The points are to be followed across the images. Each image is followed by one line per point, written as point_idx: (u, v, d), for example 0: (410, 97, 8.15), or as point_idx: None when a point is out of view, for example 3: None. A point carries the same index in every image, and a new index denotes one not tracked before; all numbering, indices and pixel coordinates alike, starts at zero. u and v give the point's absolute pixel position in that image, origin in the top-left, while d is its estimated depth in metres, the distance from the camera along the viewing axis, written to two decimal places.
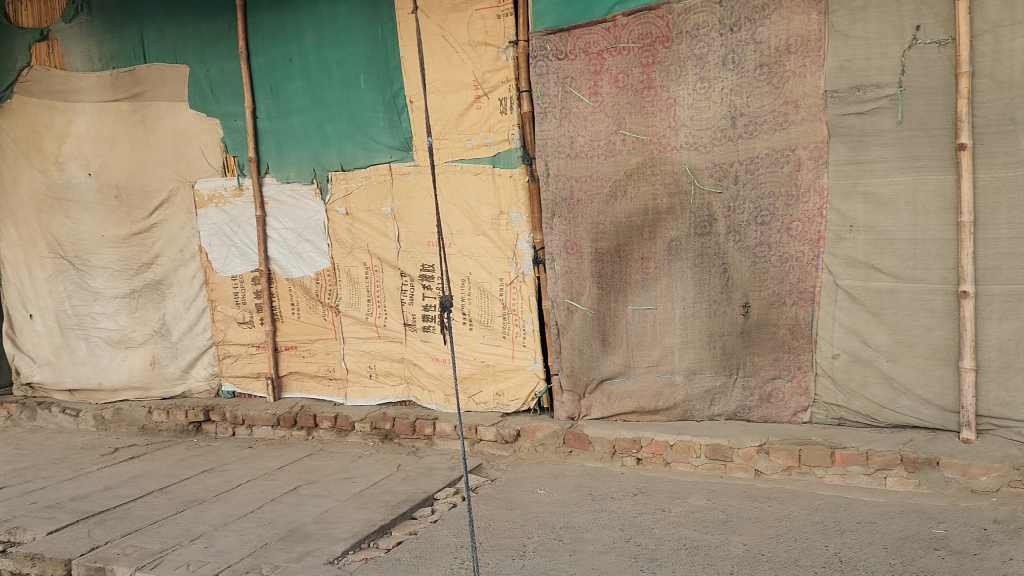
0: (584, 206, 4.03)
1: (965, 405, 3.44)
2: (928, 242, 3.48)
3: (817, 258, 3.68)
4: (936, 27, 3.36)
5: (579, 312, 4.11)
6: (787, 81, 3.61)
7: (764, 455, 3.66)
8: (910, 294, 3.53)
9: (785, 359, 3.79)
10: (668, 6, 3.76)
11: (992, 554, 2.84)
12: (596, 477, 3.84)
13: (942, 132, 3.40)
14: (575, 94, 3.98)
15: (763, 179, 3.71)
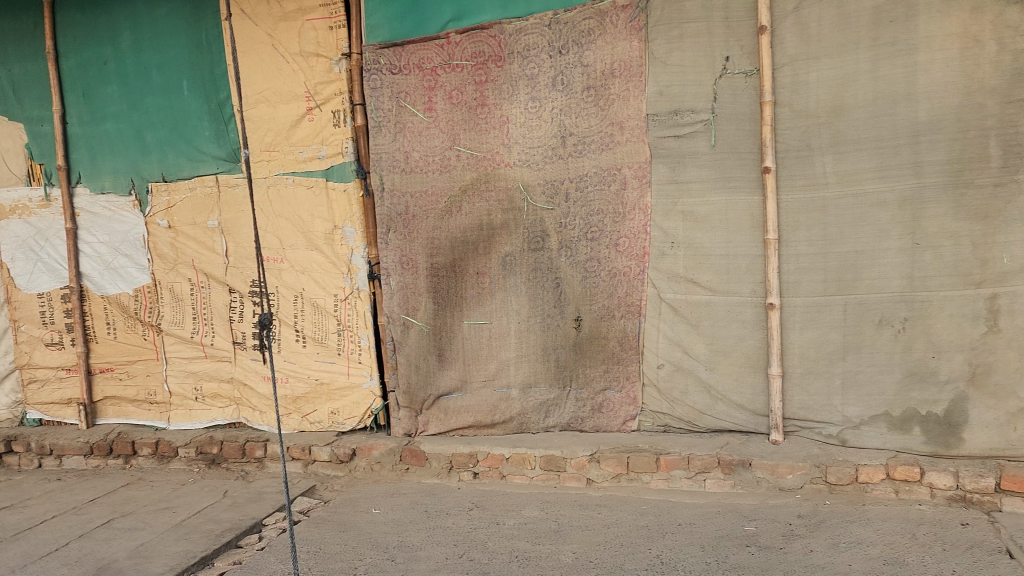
0: (420, 221, 4.02)
1: (773, 409, 3.71)
2: (740, 258, 3.73)
3: (642, 272, 3.85)
4: (742, 58, 3.64)
5: (415, 327, 4.09)
6: (612, 103, 3.78)
7: (595, 464, 3.78)
8: (725, 306, 3.77)
9: (613, 370, 3.94)
10: (500, 26, 3.83)
11: (795, 548, 3.07)
12: (432, 493, 3.82)
13: (750, 156, 3.67)
14: (409, 109, 3.98)
15: (592, 197, 3.84)
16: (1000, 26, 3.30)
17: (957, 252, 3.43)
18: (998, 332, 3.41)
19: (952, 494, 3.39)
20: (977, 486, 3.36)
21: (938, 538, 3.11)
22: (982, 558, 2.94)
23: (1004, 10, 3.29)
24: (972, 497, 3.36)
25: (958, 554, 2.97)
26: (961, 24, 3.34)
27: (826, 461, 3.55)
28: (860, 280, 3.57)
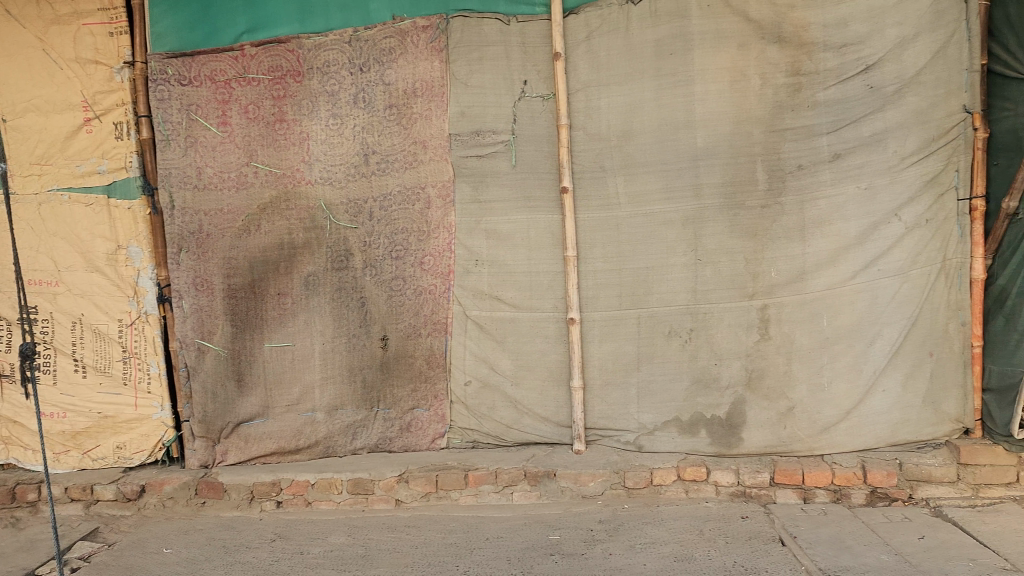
0: (215, 241, 3.85)
1: (575, 420, 3.86)
2: (541, 274, 3.86)
3: (448, 290, 3.88)
4: (539, 83, 3.78)
5: (211, 352, 3.89)
6: (415, 122, 3.80)
7: (403, 484, 3.74)
8: (528, 321, 3.88)
9: (421, 389, 3.94)
10: (298, 41, 3.78)
11: (596, 552, 3.20)
12: (232, 527, 3.63)
13: (549, 176, 3.81)
14: (201, 123, 3.82)
15: (396, 216, 3.84)
16: (763, 62, 3.65)
17: (733, 267, 3.74)
18: (769, 339, 3.75)
19: (735, 490, 3.69)
20: (755, 481, 3.68)
21: (722, 532, 3.35)
22: (759, 548, 3.21)
23: (766, 48, 3.64)
24: (751, 491, 3.68)
25: (739, 546, 3.22)
26: (730, 59, 3.66)
27: (624, 467, 3.74)
28: (651, 294, 3.81)
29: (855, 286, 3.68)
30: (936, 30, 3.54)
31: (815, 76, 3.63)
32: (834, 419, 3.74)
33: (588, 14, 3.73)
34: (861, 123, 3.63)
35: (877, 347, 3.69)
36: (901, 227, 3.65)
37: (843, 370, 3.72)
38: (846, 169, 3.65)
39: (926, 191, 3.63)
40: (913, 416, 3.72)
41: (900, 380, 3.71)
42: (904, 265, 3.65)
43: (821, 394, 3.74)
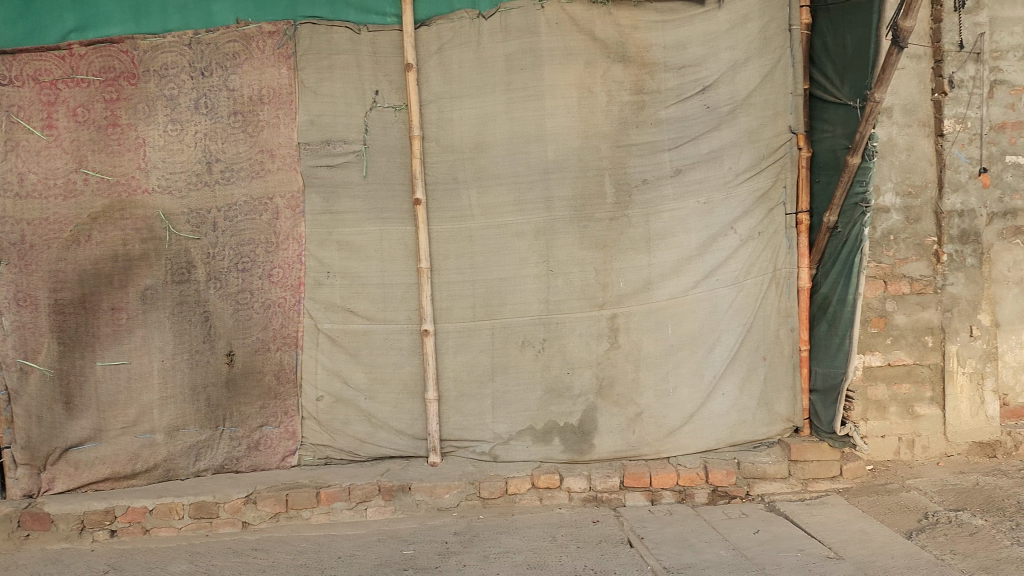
0: (39, 252, 3.64)
1: (431, 432, 3.84)
2: (395, 286, 3.82)
3: (298, 303, 3.78)
4: (391, 93, 3.76)
5: (35, 373, 3.65)
6: (261, 130, 3.71)
7: (251, 505, 3.60)
8: (382, 334, 3.83)
9: (270, 406, 3.81)
10: (132, 41, 3.65)
11: (449, 565, 3.18)
12: (59, 560, 3.37)
13: (401, 187, 3.79)
14: (24, 126, 3.64)
15: (242, 227, 3.73)
16: (609, 80, 3.79)
17: (583, 279, 3.85)
18: (618, 347, 3.88)
19: (587, 495, 3.78)
20: (606, 486, 3.79)
21: (574, 538, 3.42)
22: (609, 551, 3.30)
23: (611, 67, 3.79)
24: (602, 496, 3.79)
25: (589, 550, 3.30)
26: (578, 76, 3.77)
27: (480, 477, 3.76)
28: (504, 305, 3.85)
29: (696, 295, 3.87)
30: (765, 55, 3.79)
31: (657, 95, 3.81)
32: (679, 422, 3.90)
33: (440, 27, 3.75)
34: (699, 140, 3.83)
35: (716, 353, 3.89)
36: (736, 240, 3.87)
37: (686, 376, 3.89)
38: (687, 184, 3.84)
39: (758, 206, 3.87)
40: (749, 417, 3.94)
41: (737, 384, 3.92)
42: (739, 275, 3.88)
43: (666, 399, 3.90)
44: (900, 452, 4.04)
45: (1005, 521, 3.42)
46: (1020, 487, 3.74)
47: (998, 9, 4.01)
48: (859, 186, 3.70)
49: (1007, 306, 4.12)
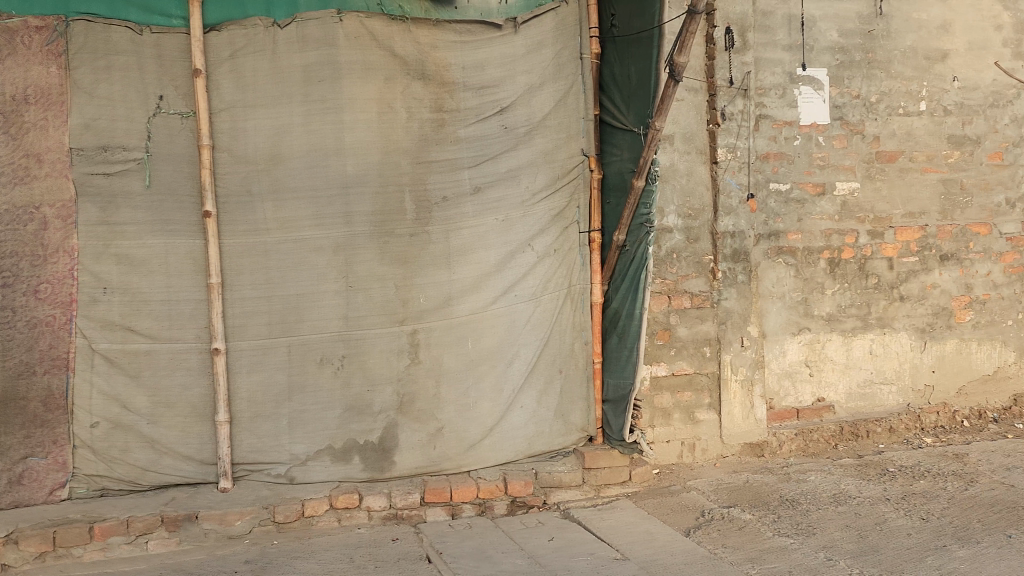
0: None
1: (221, 456, 3.65)
2: (182, 303, 3.61)
3: (69, 321, 3.52)
4: (177, 99, 3.59)
5: None
6: (26, 133, 3.47)
7: (12, 546, 3.27)
8: (167, 354, 3.60)
9: (37, 434, 3.50)
10: None
11: None
12: None
13: (189, 199, 3.61)
14: None
15: (3, 239, 3.45)
16: (409, 97, 3.80)
17: (383, 294, 3.81)
18: (419, 363, 3.87)
19: (387, 513, 3.74)
20: (406, 503, 3.76)
21: (372, 557, 3.37)
22: (407, 568, 3.28)
23: (411, 84, 3.80)
24: (402, 513, 3.76)
25: (387, 569, 3.27)
26: (377, 90, 3.75)
27: (275, 501, 3.62)
28: (302, 322, 3.74)
29: (495, 311, 3.96)
30: (558, 81, 3.98)
31: (456, 113, 3.87)
32: (479, 436, 3.96)
33: (232, 33, 3.63)
34: (498, 159, 3.93)
35: (514, 366, 4.00)
36: (533, 256, 4.00)
37: (486, 389, 3.96)
38: (486, 202, 3.93)
39: (553, 224, 4.03)
40: (546, 428, 4.08)
41: (535, 397, 4.05)
42: (537, 290, 4.01)
43: (467, 413, 3.95)
44: (682, 455, 4.36)
45: (769, 515, 3.76)
46: (782, 482, 4.14)
47: (761, 51, 4.46)
48: (643, 209, 3.99)
49: (771, 318, 4.56)
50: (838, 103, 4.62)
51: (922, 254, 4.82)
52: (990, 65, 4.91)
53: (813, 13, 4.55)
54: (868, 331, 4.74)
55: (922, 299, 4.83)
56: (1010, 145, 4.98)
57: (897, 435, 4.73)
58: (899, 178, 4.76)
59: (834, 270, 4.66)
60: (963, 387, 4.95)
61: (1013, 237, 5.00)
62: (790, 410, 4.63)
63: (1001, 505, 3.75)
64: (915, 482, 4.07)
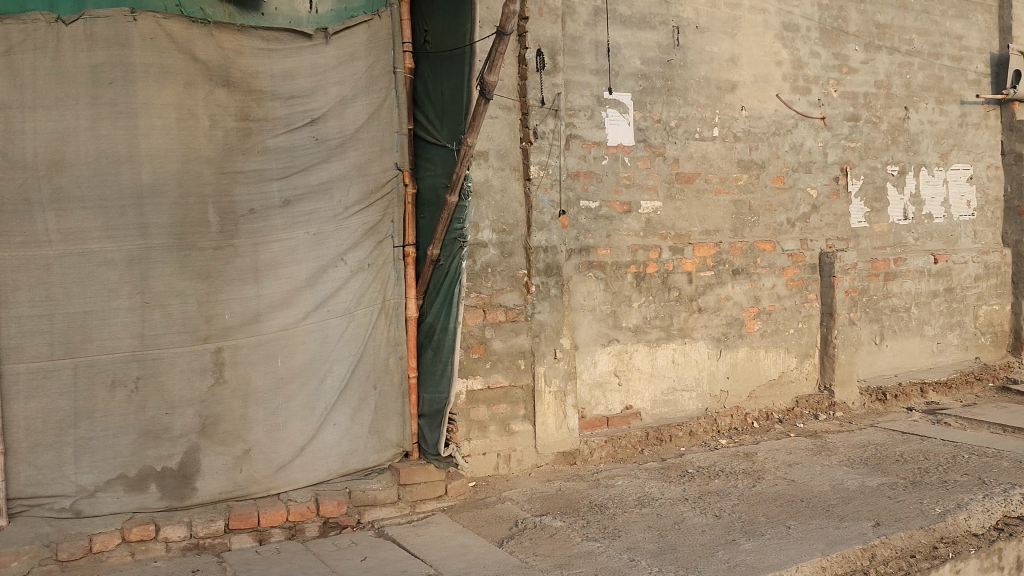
0: None
1: None
2: None
3: None
4: None
5: None
6: None
7: None
8: None
9: None
10: None
11: None
12: None
13: None
14: None
15: None
16: (211, 104, 3.61)
17: (184, 311, 3.59)
18: (224, 383, 3.66)
19: (186, 543, 3.54)
20: (209, 531, 3.59)
21: None
22: None
23: (214, 89, 3.62)
24: (205, 542, 3.57)
25: None
26: (176, 96, 3.54)
27: (57, 538, 3.36)
28: (90, 342, 3.45)
29: (306, 327, 3.84)
30: (370, 94, 3.97)
31: (264, 122, 3.73)
32: (289, 456, 3.81)
33: (7, 26, 3.31)
34: (309, 171, 3.83)
35: (327, 384, 3.89)
36: (346, 271, 3.94)
37: (297, 409, 3.82)
38: (295, 216, 3.81)
39: (367, 238, 4.00)
40: (359, 446, 4.00)
41: (348, 414, 3.96)
42: (349, 305, 3.94)
43: (276, 433, 3.78)
44: (498, 467, 4.41)
45: (578, 520, 3.89)
46: (592, 488, 4.30)
47: (571, 74, 4.65)
48: (456, 224, 4.01)
49: (582, 330, 4.74)
50: (641, 126, 4.89)
51: (717, 269, 5.19)
52: (772, 96, 5.40)
53: (617, 41, 4.80)
54: (670, 341, 5.05)
55: (717, 310, 5.20)
56: (790, 170, 5.49)
57: (697, 438, 5.05)
58: (696, 198, 5.11)
59: (640, 283, 4.91)
60: (753, 391, 5.38)
61: (794, 253, 5.50)
62: (601, 418, 4.84)
63: (783, 499, 4.10)
64: (710, 482, 4.37)
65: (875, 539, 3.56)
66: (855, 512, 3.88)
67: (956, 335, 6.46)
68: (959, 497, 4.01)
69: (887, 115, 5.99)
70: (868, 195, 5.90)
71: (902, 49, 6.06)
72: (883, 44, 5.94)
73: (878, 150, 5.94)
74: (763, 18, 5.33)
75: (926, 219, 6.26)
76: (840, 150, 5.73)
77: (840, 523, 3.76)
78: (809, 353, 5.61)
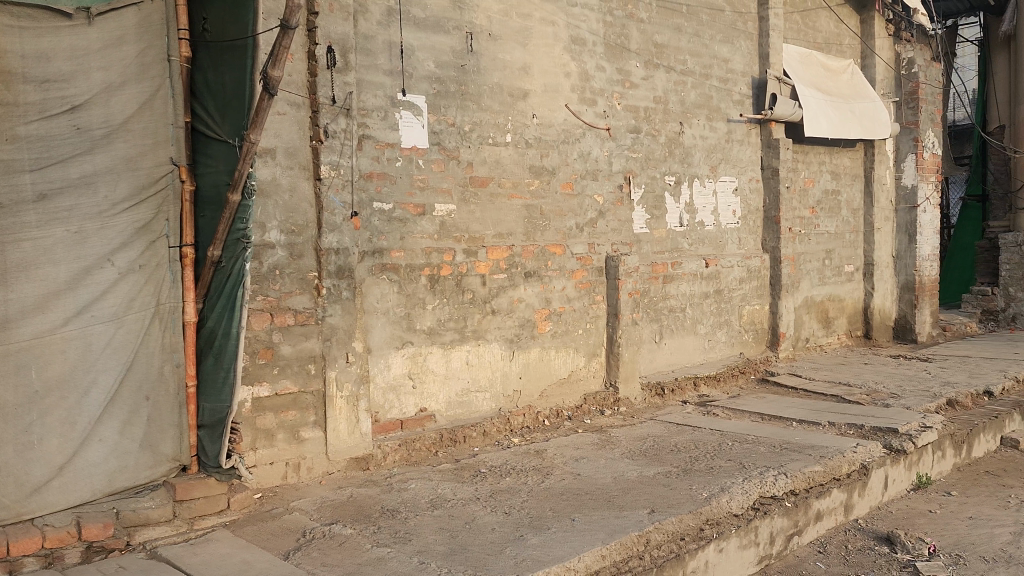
0: None
1: None
2: None
3: None
4: None
5: None
6: None
7: None
8: None
9: None
10: None
11: None
12: None
13: None
14: None
15: None
16: None
17: None
18: None
19: None
20: None
21: None
22: None
23: None
24: None
25: None
26: None
27: None
28: None
29: (65, 335, 3.49)
30: (142, 82, 3.69)
31: (13, 108, 3.33)
32: (46, 477, 3.44)
33: None
34: (68, 163, 3.48)
35: (91, 396, 3.55)
36: (113, 273, 3.63)
37: (55, 425, 3.46)
38: (52, 212, 3.45)
39: (138, 238, 3.72)
40: (130, 462, 3.71)
41: (117, 429, 3.65)
42: (118, 311, 3.64)
43: (29, 453, 3.39)
44: (287, 476, 4.25)
45: (369, 527, 3.81)
46: (384, 493, 4.23)
47: (363, 73, 4.59)
48: (239, 224, 3.84)
49: (375, 333, 4.68)
50: (435, 129, 4.92)
51: (510, 271, 5.32)
52: (561, 106, 5.62)
53: (411, 43, 4.80)
54: (464, 343, 5.10)
55: (510, 312, 5.33)
56: (578, 177, 5.74)
57: (490, 438, 5.14)
58: (489, 202, 5.21)
59: (434, 286, 4.93)
60: (544, 390, 5.57)
61: (582, 257, 5.76)
62: (394, 422, 4.80)
63: (568, 493, 4.26)
64: (501, 480, 4.46)
65: (650, 525, 3.79)
66: (633, 501, 4.11)
67: (724, 333, 7.06)
68: (723, 481, 4.38)
69: (665, 128, 6.42)
70: (649, 203, 6.30)
71: (678, 68, 6.53)
72: (661, 63, 6.37)
73: (657, 161, 6.36)
74: (553, 30, 5.54)
75: (698, 226, 6.79)
76: (623, 159, 6.07)
77: (620, 512, 3.97)
78: (596, 353, 5.90)
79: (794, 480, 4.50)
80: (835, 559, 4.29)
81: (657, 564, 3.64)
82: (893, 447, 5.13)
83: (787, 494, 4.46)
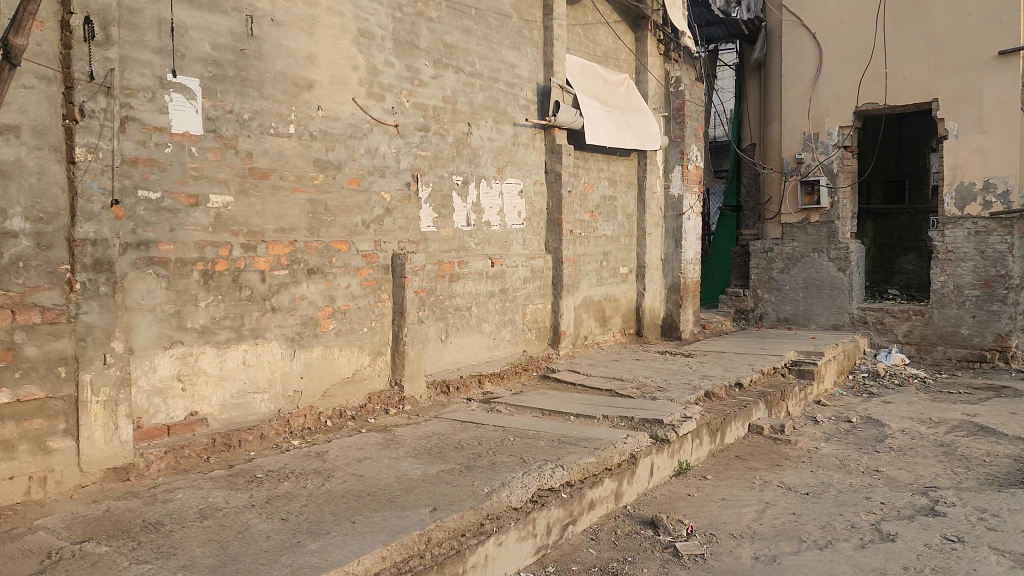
0: None
1: None
2: None
3: None
4: None
5: None
6: None
7: None
8: None
9: None
10: None
11: None
12: None
13: None
14: None
15: None
16: None
17: None
18: None
19: None
20: None
21: None
22: None
23: None
24: None
25: None
26: None
27: None
28: None
29: None
30: None
31: None
32: None
33: None
34: None
35: None
36: None
37: None
38: None
39: None
40: None
41: None
42: None
43: None
44: (30, 492, 3.80)
45: (127, 543, 3.48)
46: (147, 505, 3.90)
47: (126, 48, 4.22)
48: None
49: (139, 333, 4.32)
50: (210, 116, 4.63)
51: (291, 268, 5.12)
52: (348, 100, 5.50)
53: (183, 21, 4.47)
54: (241, 342, 4.84)
55: (291, 310, 5.13)
56: (365, 173, 5.64)
57: (268, 441, 4.92)
58: (271, 195, 4.98)
59: (207, 281, 4.63)
60: (326, 390, 5.42)
61: (367, 254, 5.66)
62: (160, 427, 4.45)
63: (349, 495, 4.17)
64: (278, 485, 4.28)
65: (431, 523, 3.80)
66: (416, 500, 4.11)
67: (508, 331, 7.26)
68: (504, 476, 4.49)
69: (453, 129, 6.48)
70: (436, 202, 6.33)
71: (466, 70, 6.61)
72: (450, 63, 6.42)
73: (445, 161, 6.41)
74: (340, 21, 5.40)
75: (484, 226, 6.91)
76: (411, 157, 6.04)
77: (401, 512, 3.94)
78: (381, 351, 5.84)
79: (569, 472, 4.71)
80: (605, 545, 4.54)
81: (437, 561, 3.64)
82: (658, 437, 5.53)
83: (563, 485, 4.65)
